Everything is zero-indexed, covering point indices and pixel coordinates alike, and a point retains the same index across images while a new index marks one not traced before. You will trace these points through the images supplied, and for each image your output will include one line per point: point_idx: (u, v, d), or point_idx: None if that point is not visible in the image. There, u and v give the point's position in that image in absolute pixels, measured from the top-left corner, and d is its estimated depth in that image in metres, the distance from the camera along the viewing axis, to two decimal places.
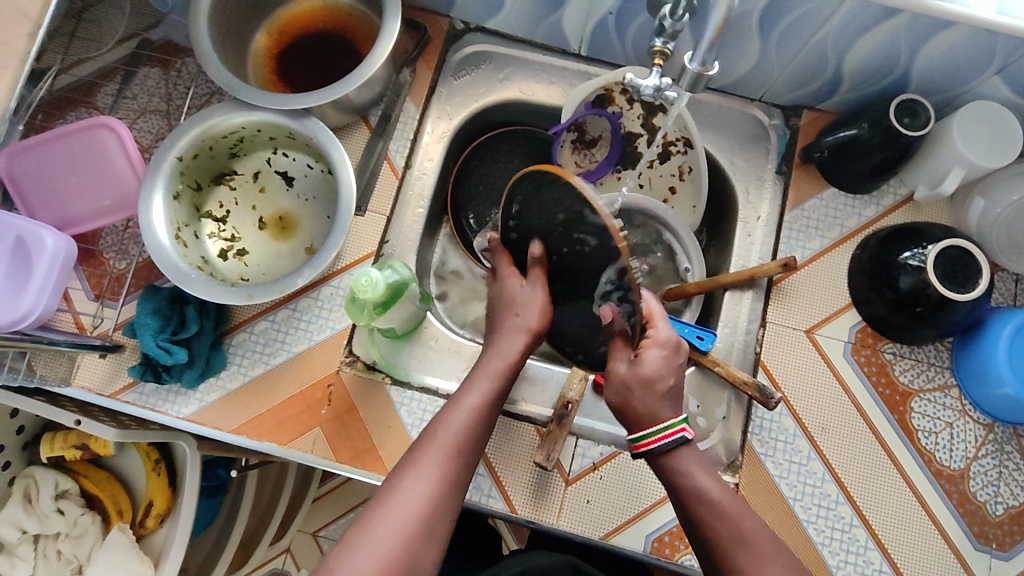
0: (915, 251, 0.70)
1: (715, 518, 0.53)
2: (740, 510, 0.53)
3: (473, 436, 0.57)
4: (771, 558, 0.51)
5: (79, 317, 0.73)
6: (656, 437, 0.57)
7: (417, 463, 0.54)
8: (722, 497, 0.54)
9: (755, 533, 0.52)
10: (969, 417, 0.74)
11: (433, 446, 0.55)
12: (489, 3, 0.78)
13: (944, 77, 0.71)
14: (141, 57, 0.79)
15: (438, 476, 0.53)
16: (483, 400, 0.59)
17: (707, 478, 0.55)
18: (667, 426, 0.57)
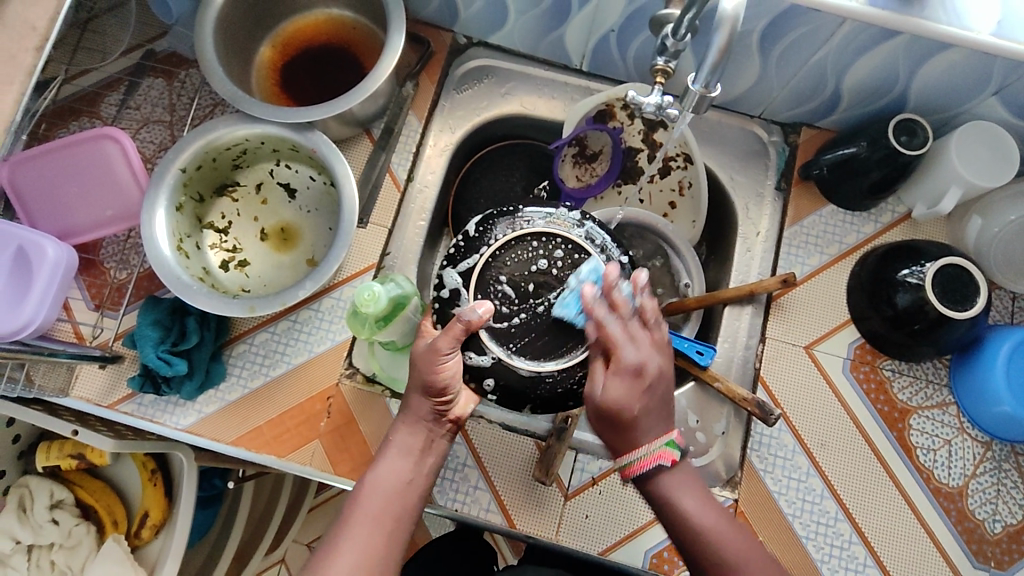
0: (914, 269, 0.70)
1: (703, 537, 0.51)
2: (730, 538, 0.51)
3: (402, 497, 0.53)
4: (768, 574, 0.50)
5: (79, 326, 0.72)
6: (636, 466, 0.51)
7: (345, 528, 0.51)
8: (713, 521, 0.52)
9: (746, 553, 0.51)
10: (968, 434, 0.74)
11: (362, 509, 0.51)
12: (493, 19, 0.78)
13: (942, 97, 0.72)
14: (145, 67, 0.80)
15: (368, 545, 0.50)
16: (409, 457, 0.55)
17: (695, 500, 0.52)
18: (648, 451, 0.51)
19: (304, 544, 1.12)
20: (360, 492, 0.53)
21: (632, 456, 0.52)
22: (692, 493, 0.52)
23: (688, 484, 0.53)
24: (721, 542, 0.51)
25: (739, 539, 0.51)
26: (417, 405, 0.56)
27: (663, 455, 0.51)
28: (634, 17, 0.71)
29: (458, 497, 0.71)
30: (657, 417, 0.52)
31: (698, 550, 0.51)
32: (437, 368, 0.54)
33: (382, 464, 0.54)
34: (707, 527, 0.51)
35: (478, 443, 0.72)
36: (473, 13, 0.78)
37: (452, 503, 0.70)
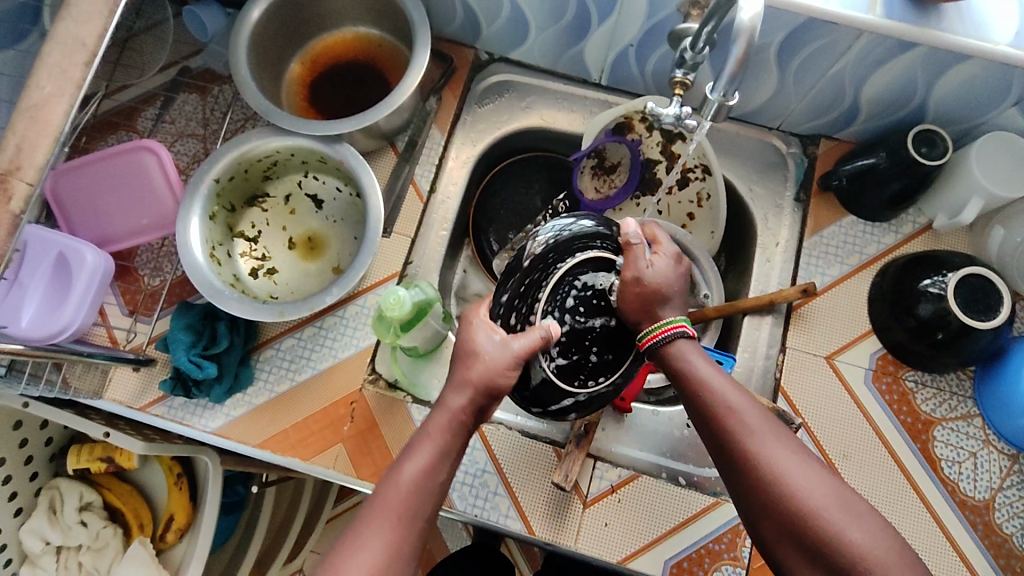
0: (935, 279, 0.70)
1: (711, 401, 0.51)
2: (740, 401, 0.50)
3: (431, 500, 0.51)
4: (779, 438, 0.48)
5: (113, 331, 0.75)
6: (652, 336, 0.53)
7: (368, 527, 0.48)
8: (720, 386, 0.51)
9: (756, 418, 0.49)
10: (994, 447, 0.73)
11: (389, 511, 0.49)
12: (515, 35, 0.81)
13: (962, 109, 0.72)
14: (181, 83, 0.83)
15: (393, 552, 0.48)
16: (443, 460, 0.52)
17: (706, 365, 0.52)
18: (661, 324, 0.53)
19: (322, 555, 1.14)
20: (389, 489, 0.50)
21: (640, 332, 0.54)
22: (700, 362, 0.52)
23: (694, 351, 0.53)
24: (723, 398, 0.50)
25: (749, 402, 0.50)
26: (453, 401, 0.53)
27: (680, 326, 0.53)
28: (653, 32, 0.72)
29: (478, 503, 0.71)
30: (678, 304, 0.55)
31: (702, 407, 0.51)
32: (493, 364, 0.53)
33: (415, 459, 0.51)
34: (714, 392, 0.51)
35: (498, 450, 0.73)
36: (496, 29, 0.81)
37: (472, 509, 0.71)
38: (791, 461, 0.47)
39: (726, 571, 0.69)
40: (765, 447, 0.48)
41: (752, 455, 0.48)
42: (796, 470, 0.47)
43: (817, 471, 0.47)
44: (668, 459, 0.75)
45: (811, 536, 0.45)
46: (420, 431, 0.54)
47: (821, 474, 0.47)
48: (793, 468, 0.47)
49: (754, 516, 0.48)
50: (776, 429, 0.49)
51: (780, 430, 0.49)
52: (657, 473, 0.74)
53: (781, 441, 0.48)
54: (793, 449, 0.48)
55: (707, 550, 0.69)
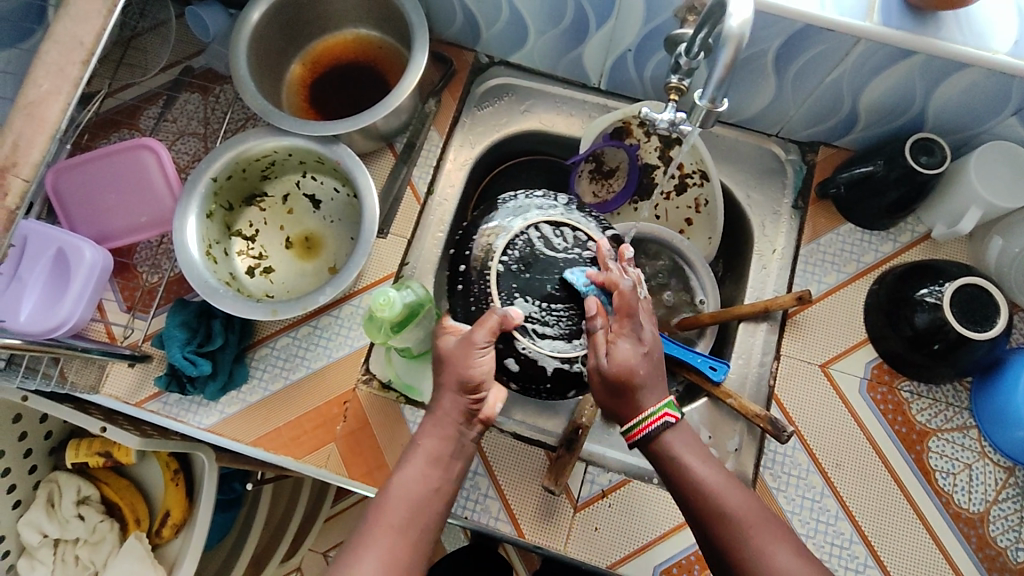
0: (932, 289, 0.69)
1: (707, 498, 0.51)
2: (735, 500, 0.51)
3: (426, 505, 0.52)
4: (775, 536, 0.50)
5: (111, 327, 0.76)
6: (640, 428, 0.54)
7: (368, 535, 0.50)
8: (717, 484, 0.52)
9: (753, 514, 0.50)
10: (989, 459, 0.72)
11: (385, 515, 0.51)
12: (514, 39, 0.81)
13: (961, 117, 0.71)
14: (183, 83, 0.84)
15: (392, 555, 0.49)
16: (435, 467, 0.55)
17: (700, 461, 0.53)
18: (650, 413, 0.53)
19: (320, 553, 1.15)
20: (385, 499, 0.52)
21: (629, 424, 0.54)
22: (696, 459, 0.53)
23: (689, 446, 0.54)
24: (723, 498, 0.51)
25: (744, 500, 0.51)
26: (451, 408, 0.56)
27: (666, 415, 0.54)
28: (650, 37, 0.72)
29: (469, 505, 0.71)
30: (653, 389, 0.55)
31: (700, 507, 0.52)
32: (469, 364, 0.56)
33: (410, 468, 0.54)
34: (710, 489, 0.52)
35: (489, 452, 0.73)
36: (495, 33, 0.81)
37: (462, 511, 0.71)
38: (789, 560, 0.48)
39: None
40: (763, 546, 0.49)
41: (752, 555, 0.49)
42: (796, 571, 0.48)
43: (814, 570, 0.48)
44: None
45: None
46: (414, 441, 0.56)
47: (817, 573, 0.48)
48: (790, 568, 0.48)
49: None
50: (772, 526, 0.50)
51: (778, 529, 0.50)
52: (647, 478, 0.73)
53: (777, 538, 0.50)
54: (788, 546, 0.49)
55: (697, 557, 0.69)
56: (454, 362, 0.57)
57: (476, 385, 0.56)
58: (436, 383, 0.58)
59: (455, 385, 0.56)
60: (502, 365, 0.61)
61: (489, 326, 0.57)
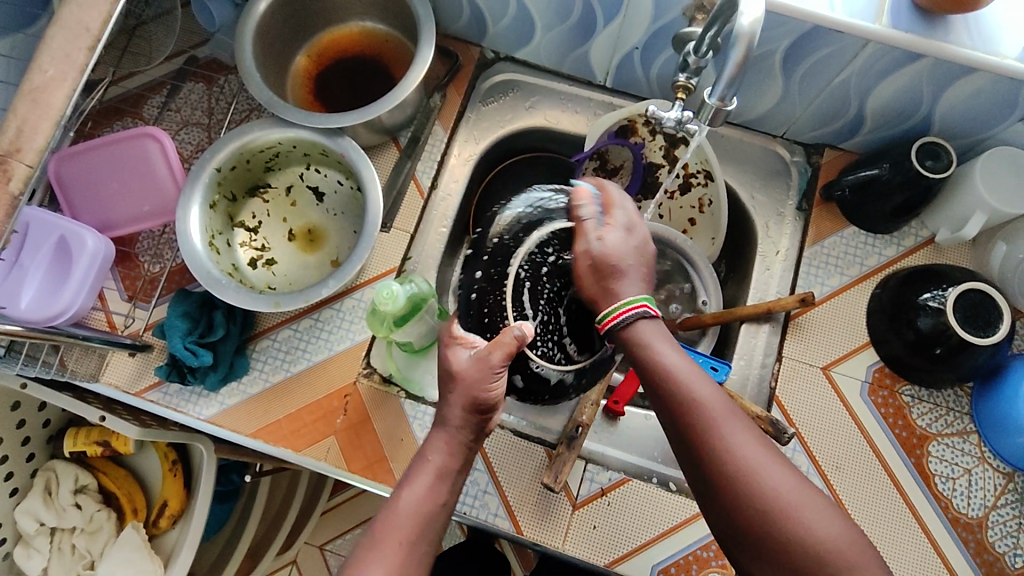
0: (935, 293, 0.69)
1: (674, 387, 0.50)
2: (704, 388, 0.50)
3: (434, 521, 0.52)
4: (738, 425, 0.48)
5: (112, 316, 0.76)
6: (612, 318, 0.53)
7: (373, 550, 0.49)
8: (685, 373, 0.50)
9: (720, 402, 0.49)
10: (989, 465, 0.72)
11: (393, 533, 0.50)
12: (520, 34, 0.81)
13: (967, 122, 0.71)
14: (187, 72, 0.84)
15: (398, 570, 0.48)
16: (444, 482, 0.53)
17: (669, 349, 0.52)
18: (624, 306, 0.53)
19: (316, 547, 1.14)
20: (392, 514, 0.51)
21: (610, 308, 0.53)
22: (667, 348, 0.52)
23: (659, 337, 0.52)
24: (688, 385, 0.50)
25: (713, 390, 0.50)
26: (457, 419, 0.55)
27: (642, 307, 0.53)
28: (658, 35, 0.72)
29: (467, 501, 0.71)
30: (634, 278, 0.55)
31: (666, 392, 0.50)
32: (485, 385, 0.54)
33: (416, 485, 0.52)
34: (680, 376, 0.50)
35: (489, 448, 0.73)
36: (502, 28, 0.81)
37: (461, 507, 0.71)
38: (750, 448, 0.47)
39: None
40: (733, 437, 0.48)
41: (716, 444, 0.48)
42: (758, 459, 0.47)
43: (777, 464, 0.47)
44: (658, 463, 0.75)
45: (764, 522, 0.45)
46: (421, 454, 0.55)
47: (781, 466, 0.47)
48: (755, 458, 0.47)
49: (714, 505, 0.48)
50: (738, 418, 0.49)
51: (741, 418, 0.49)
52: (646, 477, 0.74)
53: (740, 427, 0.48)
54: (751, 434, 0.48)
55: (695, 557, 0.69)
56: (469, 379, 0.54)
57: (491, 404, 0.54)
58: (445, 399, 0.56)
59: (466, 402, 0.54)
60: (509, 383, 0.60)
61: (507, 348, 0.54)
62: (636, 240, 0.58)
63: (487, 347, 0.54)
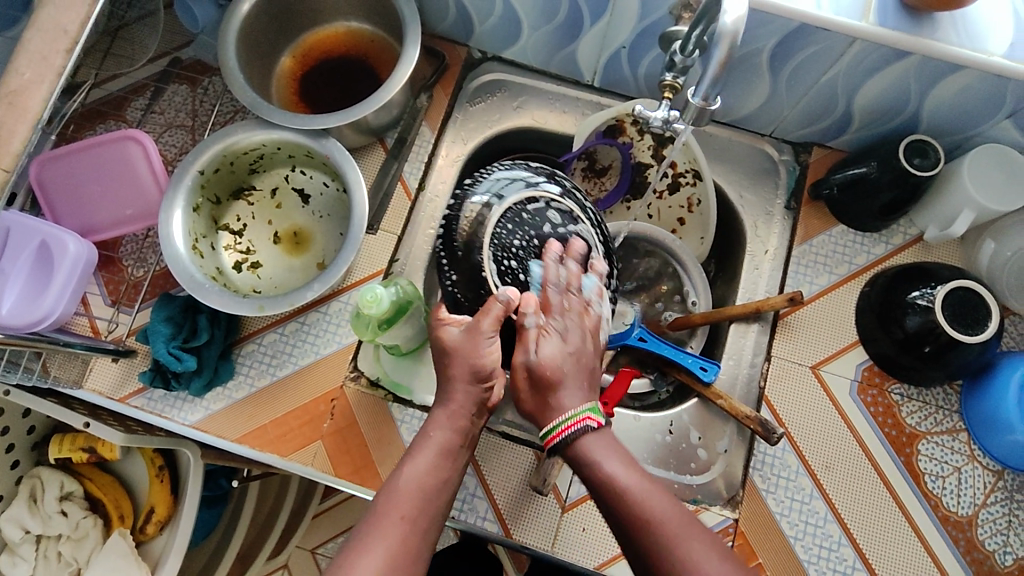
0: (924, 291, 0.69)
1: (625, 500, 0.46)
2: (653, 500, 0.46)
3: (434, 500, 0.50)
4: (699, 543, 0.44)
5: (95, 321, 0.75)
6: (558, 433, 0.50)
7: (374, 527, 0.47)
8: (633, 483, 0.47)
9: (672, 519, 0.45)
10: (978, 463, 0.72)
11: (395, 508, 0.48)
12: (507, 34, 0.80)
13: (954, 120, 0.71)
14: (171, 74, 0.83)
15: (398, 549, 0.46)
16: (447, 458, 0.52)
17: (619, 462, 0.48)
18: (569, 418, 0.49)
19: (307, 550, 1.13)
20: (392, 492, 0.50)
21: (550, 426, 0.50)
22: (614, 456, 0.49)
23: (607, 448, 0.49)
24: (641, 497, 0.46)
25: (666, 505, 0.46)
26: (463, 397, 0.54)
27: (587, 418, 0.50)
28: (645, 34, 0.72)
29: (456, 504, 0.71)
30: (574, 388, 0.51)
31: (620, 513, 0.46)
32: (478, 353, 0.54)
33: (417, 462, 0.51)
34: (630, 487, 0.46)
35: (478, 451, 0.72)
36: (489, 28, 0.80)
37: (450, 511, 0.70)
38: (714, 566, 0.43)
39: None
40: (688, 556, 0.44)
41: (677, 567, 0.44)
42: None
43: (734, 573, 0.44)
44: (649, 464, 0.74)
45: None
46: (423, 431, 0.54)
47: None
48: None
49: None
50: (696, 531, 0.45)
51: (701, 534, 0.45)
52: None
53: (701, 544, 0.44)
54: (715, 552, 0.44)
55: None
56: (462, 352, 0.55)
57: (489, 373, 0.54)
58: (445, 376, 0.55)
59: (467, 375, 0.54)
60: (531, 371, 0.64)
61: (494, 315, 0.55)
62: (587, 322, 0.56)
63: (476, 317, 0.56)
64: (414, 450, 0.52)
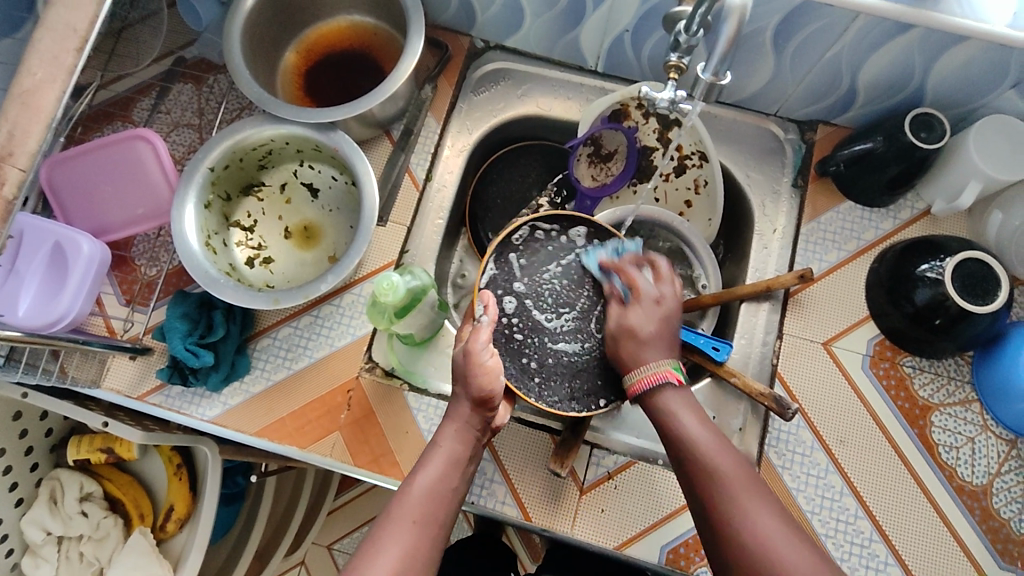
0: (933, 264, 0.69)
1: (694, 449, 0.53)
2: (718, 448, 0.53)
3: (444, 504, 0.53)
4: (757, 499, 0.49)
5: (111, 320, 0.75)
6: (640, 383, 0.59)
7: (386, 532, 0.50)
8: (700, 434, 0.54)
9: (738, 470, 0.51)
10: (991, 432, 0.73)
11: (406, 514, 0.51)
12: (510, 21, 0.80)
13: (959, 92, 0.71)
14: (176, 73, 0.83)
15: (411, 549, 0.49)
16: (455, 466, 0.55)
17: (692, 417, 0.56)
18: (654, 367, 0.59)
19: (324, 546, 1.15)
20: (403, 499, 0.52)
21: (635, 372, 0.59)
22: (689, 411, 0.56)
23: (681, 403, 0.57)
24: (699, 445, 0.53)
25: (729, 456, 0.52)
26: (464, 411, 0.58)
27: (669, 373, 0.58)
28: (647, 17, 0.72)
29: (475, 490, 0.71)
30: (660, 347, 0.60)
31: (687, 455, 0.54)
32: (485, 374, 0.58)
33: (428, 470, 0.54)
34: (699, 440, 0.54)
35: (496, 439, 0.73)
36: (491, 16, 0.80)
37: (469, 496, 0.71)
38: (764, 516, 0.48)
39: None
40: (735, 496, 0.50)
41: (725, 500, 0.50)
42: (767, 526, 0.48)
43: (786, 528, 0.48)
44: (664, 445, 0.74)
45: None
46: (434, 440, 0.57)
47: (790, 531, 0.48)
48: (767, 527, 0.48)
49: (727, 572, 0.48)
50: (752, 484, 0.50)
51: (758, 488, 0.50)
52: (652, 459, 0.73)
53: (755, 497, 0.50)
54: (769, 507, 0.49)
55: None
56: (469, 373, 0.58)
57: (489, 397, 0.57)
58: (455, 391, 0.59)
59: (473, 395, 0.57)
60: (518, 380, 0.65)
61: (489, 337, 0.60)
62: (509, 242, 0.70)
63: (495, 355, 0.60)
64: (424, 462, 0.56)
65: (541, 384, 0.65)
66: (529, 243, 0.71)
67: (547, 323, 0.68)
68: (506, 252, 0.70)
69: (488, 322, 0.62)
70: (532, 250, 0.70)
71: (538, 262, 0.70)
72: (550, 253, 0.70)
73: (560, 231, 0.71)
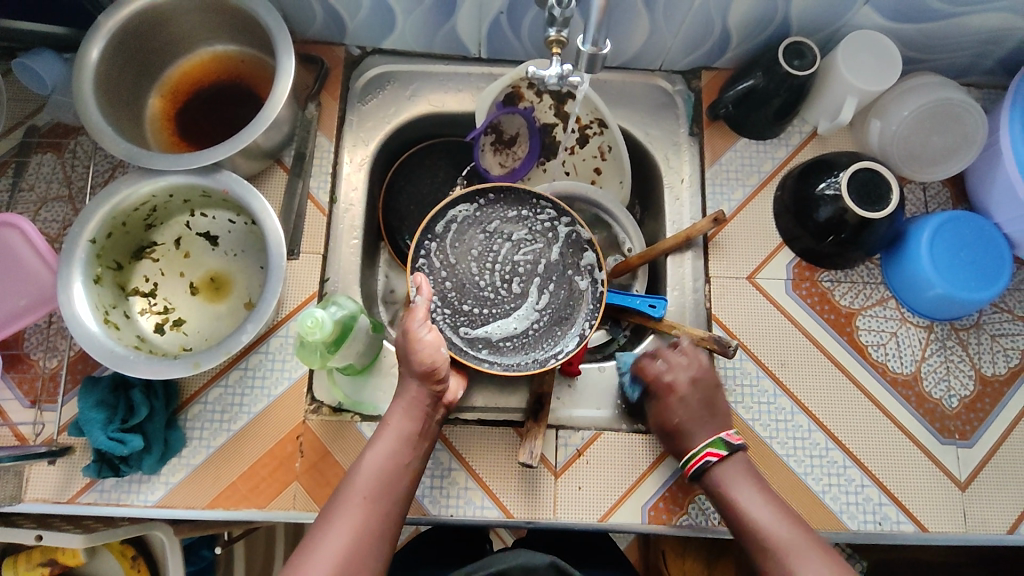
0: (829, 181, 0.73)
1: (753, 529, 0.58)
2: (799, 547, 0.56)
3: (395, 480, 0.56)
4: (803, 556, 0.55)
5: (18, 427, 0.69)
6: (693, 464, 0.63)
7: (340, 510, 0.54)
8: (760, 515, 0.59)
9: (786, 540, 0.57)
10: (910, 323, 0.78)
11: (355, 493, 0.55)
12: (382, 23, 0.77)
13: (820, 17, 0.75)
14: (31, 144, 0.75)
15: (360, 526, 0.53)
16: (405, 442, 0.58)
17: (743, 484, 0.61)
18: (695, 454, 0.63)
19: None
20: (356, 480, 0.56)
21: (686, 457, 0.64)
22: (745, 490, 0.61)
23: (734, 477, 0.61)
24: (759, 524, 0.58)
25: (786, 530, 0.57)
26: (411, 389, 0.59)
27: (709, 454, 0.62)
28: None
29: (451, 502, 0.70)
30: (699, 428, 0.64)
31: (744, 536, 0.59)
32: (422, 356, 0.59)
33: (378, 448, 0.57)
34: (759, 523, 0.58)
35: (458, 444, 0.72)
36: (361, 21, 0.77)
37: (445, 509, 0.70)
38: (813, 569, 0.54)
39: (701, 500, 0.71)
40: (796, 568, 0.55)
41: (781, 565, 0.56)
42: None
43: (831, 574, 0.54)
44: (624, 409, 0.76)
45: None
46: (384, 421, 0.59)
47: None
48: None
49: None
50: (803, 545, 0.56)
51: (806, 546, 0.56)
52: (618, 426, 0.75)
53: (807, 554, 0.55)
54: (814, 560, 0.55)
55: (678, 486, 0.71)
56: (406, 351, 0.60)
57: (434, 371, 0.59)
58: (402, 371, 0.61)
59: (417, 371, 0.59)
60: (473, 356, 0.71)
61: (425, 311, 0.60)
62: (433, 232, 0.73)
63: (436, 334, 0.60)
64: (377, 439, 0.58)
65: (493, 353, 0.71)
66: (450, 228, 0.74)
67: (486, 295, 0.73)
68: (429, 242, 0.73)
69: (423, 300, 0.60)
70: (458, 232, 0.74)
71: (470, 242, 0.74)
72: (478, 231, 0.74)
73: (487, 208, 0.75)
